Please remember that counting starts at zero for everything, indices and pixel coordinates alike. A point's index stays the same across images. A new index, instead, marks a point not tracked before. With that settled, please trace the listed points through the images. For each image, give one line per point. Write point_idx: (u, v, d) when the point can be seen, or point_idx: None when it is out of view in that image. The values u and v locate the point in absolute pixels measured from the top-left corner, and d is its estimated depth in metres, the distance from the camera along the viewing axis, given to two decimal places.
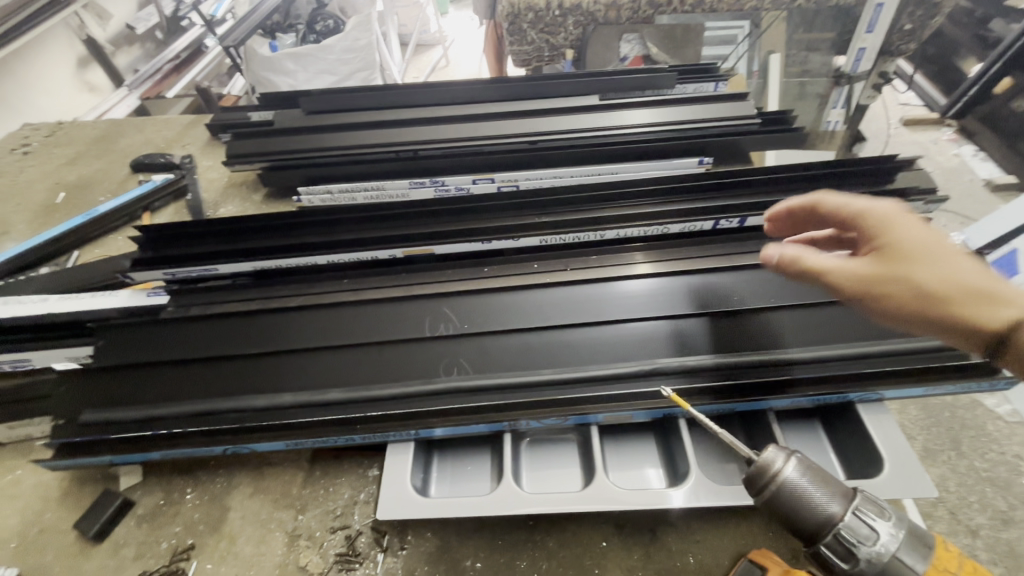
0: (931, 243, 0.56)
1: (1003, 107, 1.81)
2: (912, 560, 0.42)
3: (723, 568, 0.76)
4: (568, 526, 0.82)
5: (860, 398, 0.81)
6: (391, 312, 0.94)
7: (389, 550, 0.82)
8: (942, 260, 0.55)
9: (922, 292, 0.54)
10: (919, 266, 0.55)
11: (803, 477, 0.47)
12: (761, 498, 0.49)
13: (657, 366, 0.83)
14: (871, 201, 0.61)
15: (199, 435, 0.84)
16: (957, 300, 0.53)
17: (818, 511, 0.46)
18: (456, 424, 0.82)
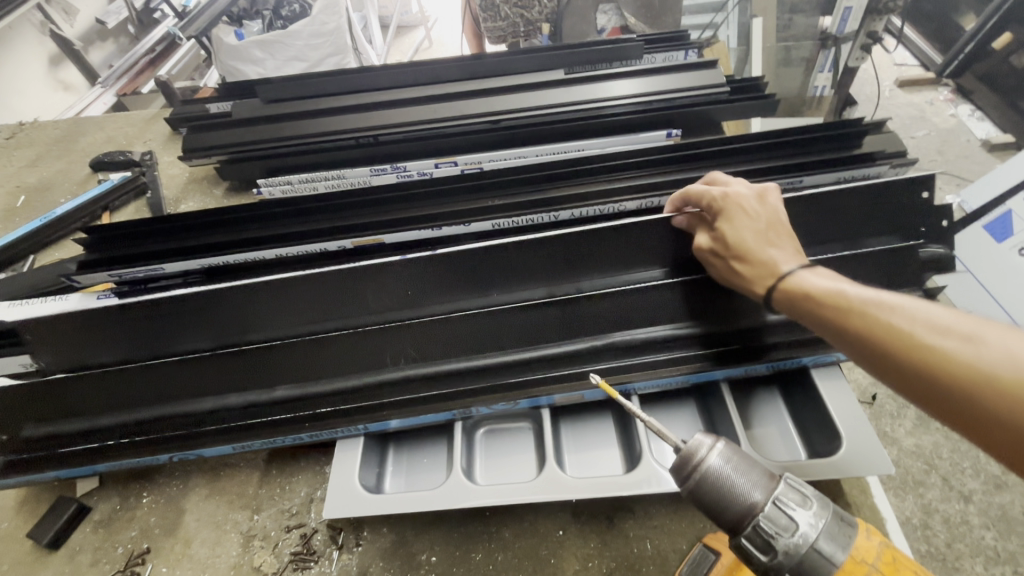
0: (755, 227, 0.68)
1: (1001, 63, 1.72)
2: (831, 552, 0.40)
3: (679, 553, 0.74)
4: (525, 516, 0.80)
5: (815, 361, 0.78)
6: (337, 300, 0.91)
7: (344, 547, 0.80)
8: (760, 239, 0.67)
9: (737, 264, 0.68)
10: (740, 244, 0.68)
11: (727, 465, 0.44)
12: (685, 490, 0.45)
13: (610, 345, 0.80)
14: (735, 189, 0.73)
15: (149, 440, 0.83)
16: (758, 268, 0.66)
17: (739, 500, 0.43)
18: (407, 415, 0.81)
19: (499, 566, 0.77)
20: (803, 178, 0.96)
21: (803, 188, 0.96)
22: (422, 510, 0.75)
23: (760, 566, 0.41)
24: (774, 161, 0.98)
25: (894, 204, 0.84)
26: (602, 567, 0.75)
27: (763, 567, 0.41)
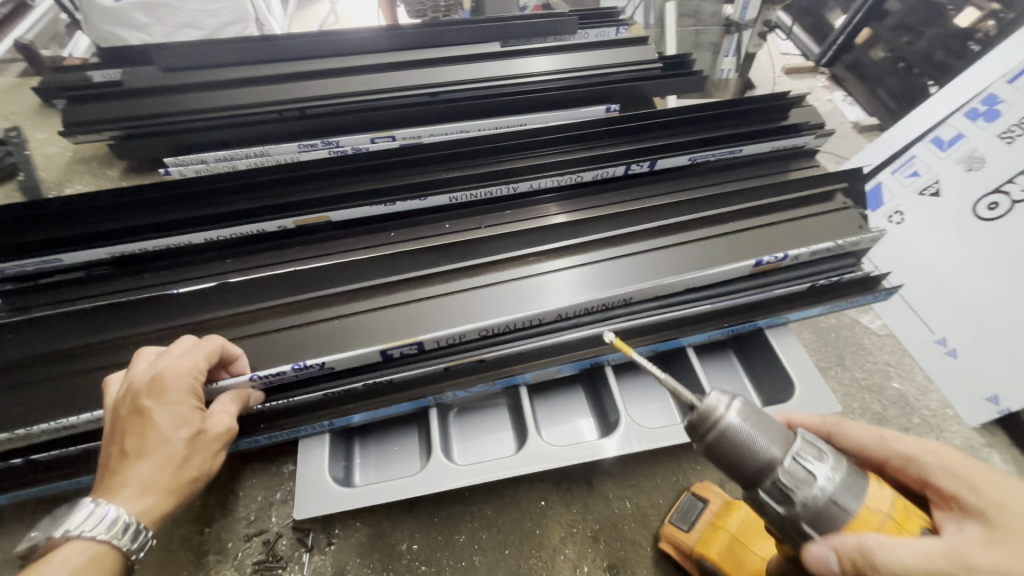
0: (938, 445, 0.49)
1: (863, 57, 1.88)
2: (845, 501, 0.43)
3: (657, 508, 0.78)
4: (505, 491, 0.79)
5: (769, 325, 0.86)
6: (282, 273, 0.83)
7: (316, 548, 0.75)
8: (1013, 506, 0.42)
9: (986, 545, 0.40)
10: (909, 465, 0.48)
11: (747, 422, 0.44)
12: (702, 446, 0.46)
13: (580, 320, 0.80)
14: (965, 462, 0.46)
15: (66, 463, 0.71)
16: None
17: (761, 456, 0.44)
18: (374, 408, 0.75)
19: (484, 544, 0.75)
20: (742, 148, 1.01)
21: (742, 158, 1.02)
22: (405, 497, 0.72)
23: (777, 516, 0.44)
24: (714, 132, 1.03)
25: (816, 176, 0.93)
26: (587, 531, 0.76)
27: (779, 517, 0.44)
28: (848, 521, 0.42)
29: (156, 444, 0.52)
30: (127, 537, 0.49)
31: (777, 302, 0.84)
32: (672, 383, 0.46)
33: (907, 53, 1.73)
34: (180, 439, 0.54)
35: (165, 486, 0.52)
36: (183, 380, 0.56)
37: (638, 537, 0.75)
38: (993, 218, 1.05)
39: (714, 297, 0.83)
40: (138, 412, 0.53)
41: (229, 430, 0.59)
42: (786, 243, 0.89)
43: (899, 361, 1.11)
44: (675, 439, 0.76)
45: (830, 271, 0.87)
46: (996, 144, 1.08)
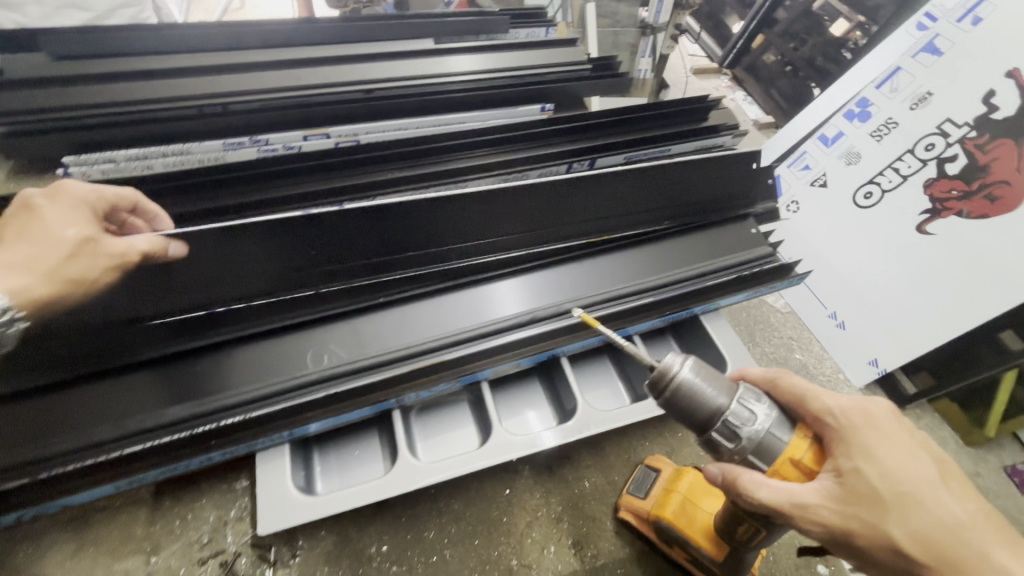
0: (857, 408, 0.47)
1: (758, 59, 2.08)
2: (779, 434, 0.49)
3: (613, 485, 0.83)
4: (471, 483, 0.82)
5: (704, 310, 0.94)
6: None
7: (280, 564, 0.73)
8: (872, 471, 0.44)
9: (833, 502, 0.44)
10: (817, 423, 0.48)
11: (697, 376, 0.51)
12: (661, 398, 0.51)
13: (537, 315, 0.84)
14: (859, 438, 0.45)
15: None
16: (858, 517, 0.43)
17: (709, 404, 0.50)
18: (336, 415, 0.74)
19: (454, 537, 0.77)
20: (670, 147, 1.08)
21: (670, 157, 1.09)
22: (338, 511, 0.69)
23: (728, 452, 0.50)
24: (645, 131, 1.09)
25: None
26: (551, 513, 0.80)
27: (730, 452, 0.50)
28: (783, 450, 0.49)
29: (38, 234, 0.58)
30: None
31: (710, 290, 0.92)
32: (632, 348, 0.55)
33: (794, 58, 1.91)
34: (61, 236, 0.59)
35: (33, 271, 0.57)
36: (84, 197, 0.62)
37: (597, 513, 0.80)
38: (867, 205, 1.22)
39: (656, 291, 0.91)
40: (33, 210, 0.60)
41: (124, 252, 0.61)
42: (712, 240, 0.98)
43: (800, 334, 1.28)
44: (628, 419, 0.81)
45: (749, 259, 0.97)
46: (869, 141, 1.24)
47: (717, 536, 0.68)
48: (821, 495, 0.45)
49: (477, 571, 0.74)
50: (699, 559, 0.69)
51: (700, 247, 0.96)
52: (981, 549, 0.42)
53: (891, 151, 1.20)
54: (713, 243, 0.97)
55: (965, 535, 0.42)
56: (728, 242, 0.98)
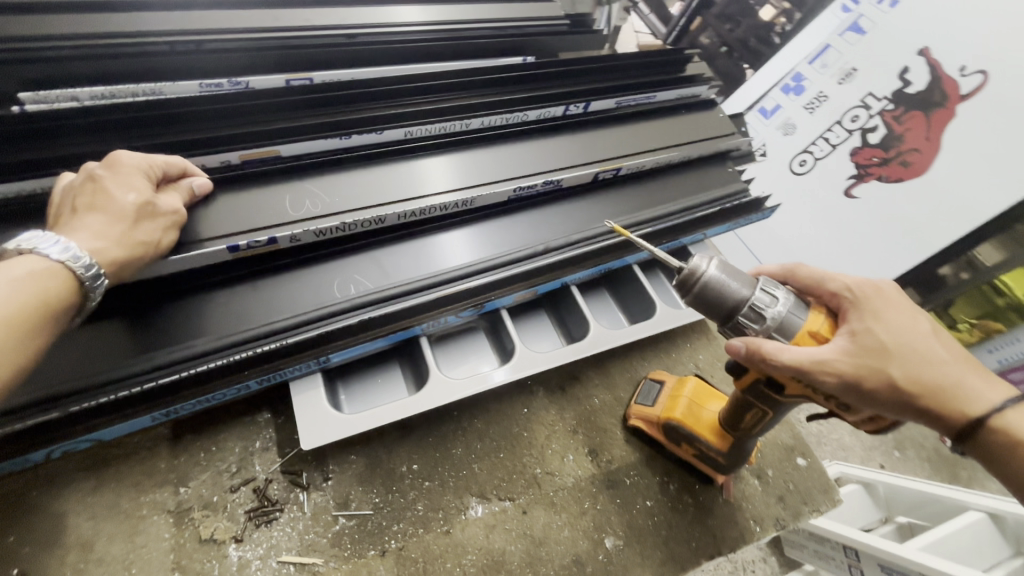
0: (867, 282, 0.57)
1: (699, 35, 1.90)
2: (795, 314, 0.57)
3: (620, 401, 0.90)
4: (490, 404, 0.86)
5: (692, 242, 1.03)
6: (240, 212, 0.74)
7: (314, 487, 0.74)
8: (881, 329, 0.53)
9: (849, 356, 0.53)
10: (834, 299, 0.57)
11: (721, 273, 0.58)
12: (692, 296, 0.58)
13: (550, 245, 0.87)
14: (869, 304, 0.55)
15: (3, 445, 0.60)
16: (869, 366, 0.52)
17: (733, 294, 0.57)
18: (364, 341, 0.75)
19: (479, 453, 0.81)
20: (656, 94, 1.11)
21: (657, 104, 1.12)
22: (354, 433, 0.72)
23: (753, 333, 0.57)
24: (629, 79, 1.12)
25: (705, 120, 1.13)
26: (567, 426, 0.86)
27: (755, 333, 0.57)
28: (799, 329, 0.57)
29: (102, 203, 0.58)
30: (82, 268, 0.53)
31: (698, 223, 1.01)
32: (660, 254, 0.61)
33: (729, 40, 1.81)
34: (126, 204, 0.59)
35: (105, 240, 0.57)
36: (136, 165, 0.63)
37: (608, 425, 0.87)
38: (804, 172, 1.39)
39: (656, 222, 0.97)
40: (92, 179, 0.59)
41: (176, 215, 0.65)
42: (697, 178, 1.05)
43: None
44: (633, 336, 0.88)
45: (732, 194, 1.05)
46: (802, 113, 1.39)
47: (721, 429, 0.78)
48: (839, 351, 0.53)
49: (505, 481, 0.79)
50: (706, 452, 0.78)
51: (689, 183, 1.04)
52: (957, 383, 0.53)
53: (820, 121, 1.36)
54: (698, 182, 1.05)
55: (946, 374, 0.53)
56: (712, 180, 1.06)
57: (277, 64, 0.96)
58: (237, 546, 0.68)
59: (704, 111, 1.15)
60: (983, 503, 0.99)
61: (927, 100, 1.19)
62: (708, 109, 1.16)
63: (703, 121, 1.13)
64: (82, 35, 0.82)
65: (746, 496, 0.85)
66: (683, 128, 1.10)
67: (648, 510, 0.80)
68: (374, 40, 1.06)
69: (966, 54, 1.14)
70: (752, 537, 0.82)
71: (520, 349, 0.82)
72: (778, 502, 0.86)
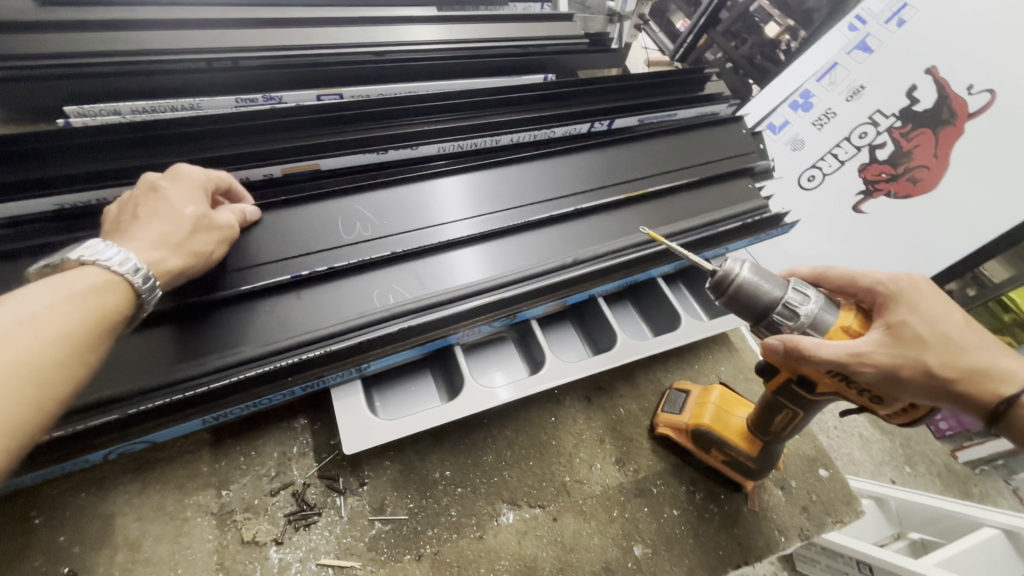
0: (902, 275, 0.59)
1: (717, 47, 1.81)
2: (826, 312, 0.60)
3: (645, 411, 0.92)
4: (519, 413, 0.87)
5: (714, 254, 1.05)
6: (293, 228, 0.79)
7: (350, 492, 0.75)
8: (917, 320, 0.55)
9: (884, 347, 0.55)
10: (869, 293, 0.60)
11: (755, 275, 0.60)
12: (726, 298, 0.61)
13: (579, 258, 0.90)
14: (903, 296, 0.57)
15: (61, 445, 0.62)
16: (907, 356, 0.54)
17: (767, 295, 0.59)
18: (402, 349, 0.78)
19: (510, 460, 0.83)
20: (676, 111, 1.15)
21: (677, 121, 1.16)
22: (393, 438, 0.74)
23: (787, 330, 0.60)
24: (650, 97, 1.15)
25: (725, 137, 1.16)
26: (594, 435, 0.88)
27: (789, 330, 0.60)
28: (831, 324, 0.59)
29: (160, 211, 0.61)
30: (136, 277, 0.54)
31: (720, 237, 1.03)
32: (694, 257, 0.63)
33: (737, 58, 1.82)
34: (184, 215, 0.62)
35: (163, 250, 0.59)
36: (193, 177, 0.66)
37: (634, 435, 0.89)
38: (812, 186, 1.42)
39: (679, 236, 0.99)
40: (151, 188, 0.62)
41: (228, 229, 0.68)
42: (718, 193, 1.08)
43: None
44: (660, 348, 0.89)
45: (752, 209, 1.07)
46: (811, 129, 1.41)
47: (749, 437, 0.79)
48: (874, 343, 0.55)
49: (535, 489, 0.80)
50: (733, 459, 0.80)
51: (711, 198, 1.06)
52: (989, 366, 0.55)
53: (823, 142, 1.39)
54: (719, 197, 1.07)
55: (978, 358, 0.55)
56: (733, 195, 1.09)
57: (308, 79, 0.97)
58: (277, 548, 0.69)
59: (725, 128, 1.18)
60: (998, 520, 1.00)
61: (937, 117, 1.22)
62: (729, 126, 1.18)
63: (724, 138, 1.16)
64: (130, 51, 0.85)
65: (770, 507, 0.86)
66: (704, 146, 1.13)
67: (675, 519, 0.82)
68: (402, 57, 1.08)
69: (973, 71, 1.17)
70: (777, 547, 0.83)
71: (551, 360, 0.84)
72: (802, 513, 0.87)
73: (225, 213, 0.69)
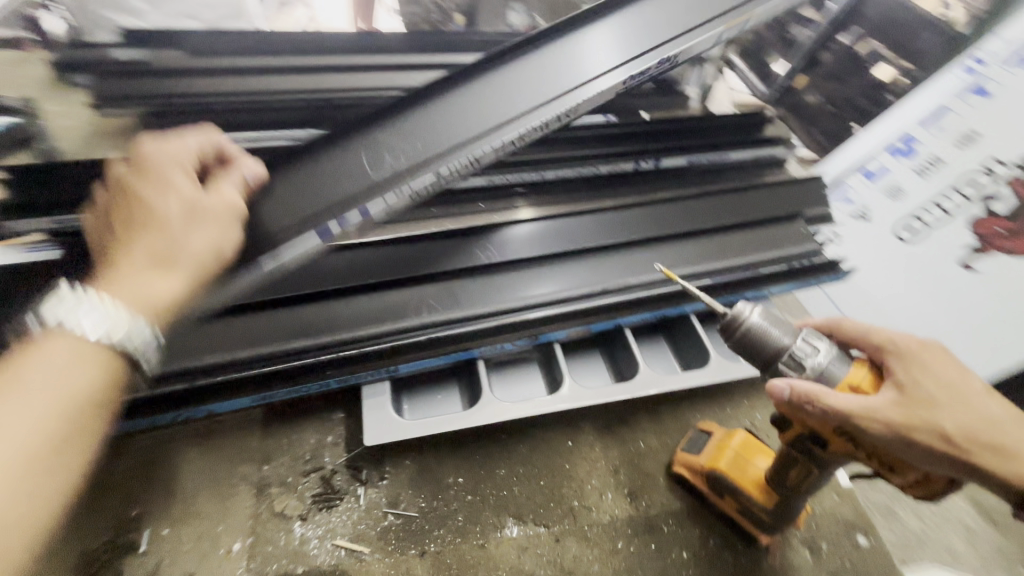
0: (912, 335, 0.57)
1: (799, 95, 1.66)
2: (837, 367, 0.58)
3: (666, 448, 0.90)
4: (537, 433, 0.90)
5: (757, 296, 1.03)
6: (306, 187, 0.65)
7: (370, 483, 0.82)
8: (928, 382, 0.54)
9: (896, 407, 0.53)
10: (878, 351, 0.58)
11: (764, 321, 0.60)
12: (733, 340, 0.61)
13: (608, 287, 0.92)
14: (914, 358, 0.55)
15: (144, 405, 0.76)
16: (919, 417, 0.52)
17: (775, 342, 0.59)
18: (428, 357, 0.84)
19: (521, 477, 0.85)
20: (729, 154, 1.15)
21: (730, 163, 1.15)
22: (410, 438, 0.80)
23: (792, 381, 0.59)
24: (706, 137, 1.16)
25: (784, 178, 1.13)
26: (609, 464, 0.88)
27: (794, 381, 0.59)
28: (841, 380, 0.58)
29: (145, 220, 0.54)
30: (118, 336, 0.48)
31: (765, 279, 1.01)
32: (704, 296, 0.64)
33: None
34: (169, 212, 0.54)
35: (164, 265, 0.53)
36: (160, 163, 0.57)
37: (651, 470, 0.88)
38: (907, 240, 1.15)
39: (717, 275, 0.99)
40: (124, 193, 0.55)
41: (231, 204, 0.59)
42: (768, 235, 1.05)
43: None
44: (683, 385, 0.89)
45: (805, 253, 1.04)
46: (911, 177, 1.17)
47: (767, 486, 0.76)
48: (886, 403, 0.53)
49: (541, 508, 0.82)
50: (748, 508, 0.77)
51: (759, 240, 1.04)
52: (1010, 440, 0.52)
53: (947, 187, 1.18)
54: (769, 239, 1.05)
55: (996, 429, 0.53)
56: (785, 238, 1.05)
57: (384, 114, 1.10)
58: (301, 524, 0.78)
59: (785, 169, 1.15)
60: None
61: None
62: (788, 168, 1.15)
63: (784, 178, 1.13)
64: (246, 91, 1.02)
65: (794, 567, 0.81)
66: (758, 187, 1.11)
67: (682, 561, 0.79)
68: None
69: None
70: None
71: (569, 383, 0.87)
72: None
73: (223, 185, 0.60)
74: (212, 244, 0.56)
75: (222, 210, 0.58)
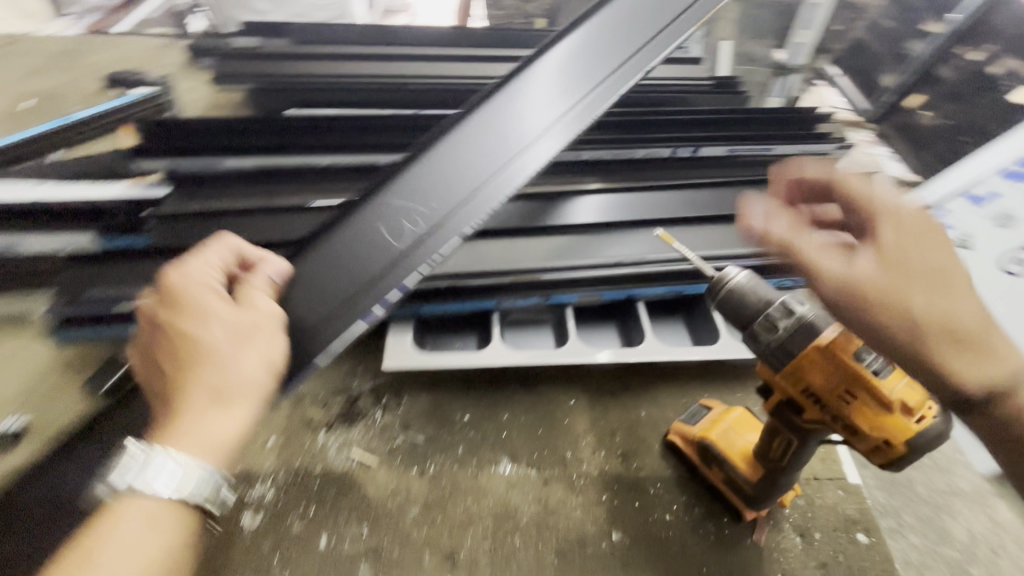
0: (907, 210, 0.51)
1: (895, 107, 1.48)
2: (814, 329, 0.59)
3: (667, 420, 0.93)
4: (544, 389, 0.96)
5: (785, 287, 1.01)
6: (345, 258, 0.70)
7: (387, 408, 0.93)
8: (908, 255, 0.48)
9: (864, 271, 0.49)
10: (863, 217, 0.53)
11: (748, 283, 0.62)
12: (717, 302, 0.64)
13: (627, 258, 0.94)
14: (897, 226, 0.50)
15: None
16: (886, 283, 0.47)
17: (755, 303, 0.61)
18: (449, 302, 0.92)
19: (522, 426, 0.92)
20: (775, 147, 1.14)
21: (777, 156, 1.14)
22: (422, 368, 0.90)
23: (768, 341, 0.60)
24: (756, 130, 1.15)
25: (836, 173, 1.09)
26: (607, 426, 0.92)
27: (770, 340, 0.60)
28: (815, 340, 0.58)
29: (190, 359, 0.53)
30: (194, 487, 0.49)
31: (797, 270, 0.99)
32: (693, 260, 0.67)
33: None
34: (216, 342, 0.54)
35: (222, 403, 0.52)
36: (192, 292, 0.56)
37: (648, 438, 0.91)
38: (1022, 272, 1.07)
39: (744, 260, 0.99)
40: (166, 332, 0.54)
41: (269, 314, 0.59)
42: None
43: None
44: (688, 357, 0.91)
45: None
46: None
47: (753, 460, 0.78)
48: (856, 267, 0.49)
49: (536, 452, 0.89)
50: (733, 478, 0.78)
51: None
52: (981, 340, 0.46)
53: None
54: None
55: (967, 323, 0.46)
56: None
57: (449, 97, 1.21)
58: (326, 432, 0.90)
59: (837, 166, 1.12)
60: None
61: None
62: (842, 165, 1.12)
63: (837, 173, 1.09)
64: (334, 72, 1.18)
65: (779, 548, 0.80)
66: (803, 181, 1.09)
67: (664, 522, 0.82)
68: None
69: None
70: None
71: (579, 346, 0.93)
72: (818, 568, 0.79)
73: (258, 295, 0.60)
74: (262, 365, 0.56)
75: (262, 321, 0.58)
